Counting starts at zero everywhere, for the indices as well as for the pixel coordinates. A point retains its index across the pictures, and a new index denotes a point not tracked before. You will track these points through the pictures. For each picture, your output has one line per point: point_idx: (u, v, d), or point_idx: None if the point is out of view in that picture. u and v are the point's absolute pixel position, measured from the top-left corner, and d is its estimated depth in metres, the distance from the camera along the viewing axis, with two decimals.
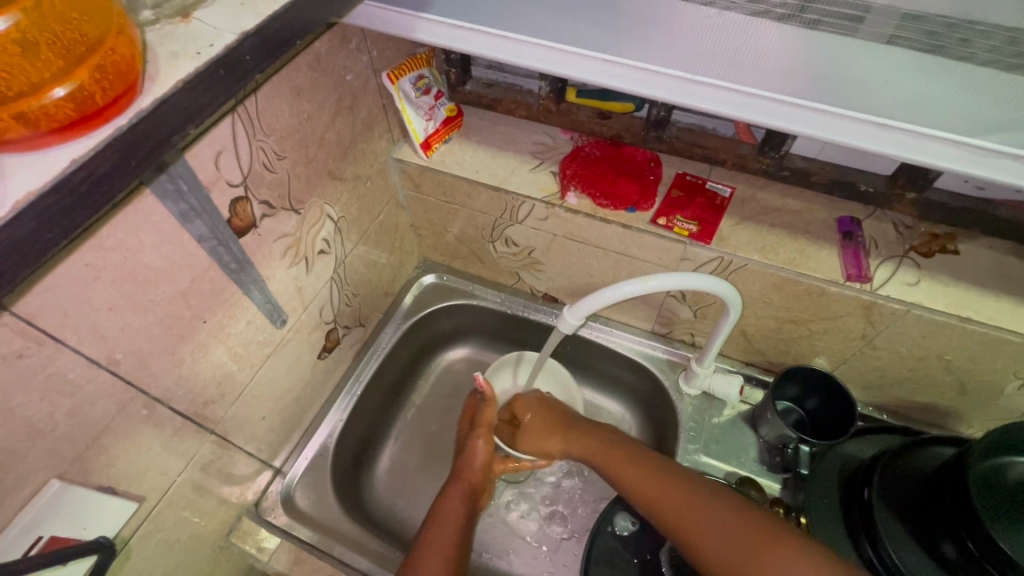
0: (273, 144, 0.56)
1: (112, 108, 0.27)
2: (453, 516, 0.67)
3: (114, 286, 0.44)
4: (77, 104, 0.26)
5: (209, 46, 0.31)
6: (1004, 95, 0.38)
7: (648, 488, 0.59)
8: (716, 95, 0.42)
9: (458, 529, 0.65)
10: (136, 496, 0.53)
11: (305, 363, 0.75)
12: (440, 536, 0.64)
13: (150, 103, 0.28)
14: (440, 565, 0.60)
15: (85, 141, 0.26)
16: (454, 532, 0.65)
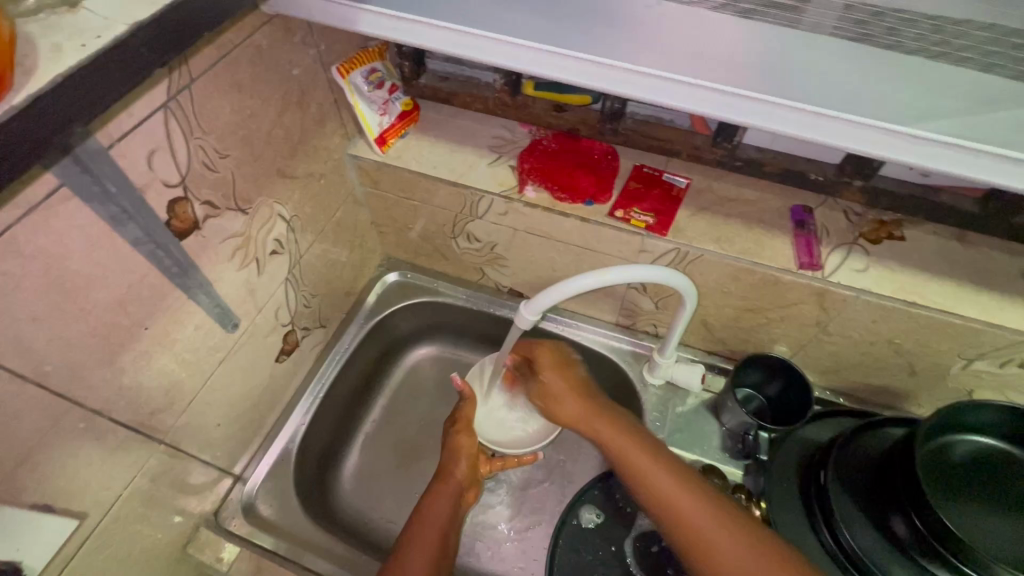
0: (213, 142, 0.53)
1: None
2: (437, 518, 0.65)
3: (38, 295, 0.41)
4: None
5: (96, 37, 0.32)
6: (931, 83, 0.39)
7: (683, 509, 0.54)
8: (657, 86, 0.42)
9: (444, 530, 0.64)
10: (76, 512, 0.50)
11: (262, 367, 0.73)
12: (421, 537, 0.62)
13: (21, 98, 0.28)
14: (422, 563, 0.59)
15: None
16: (436, 535, 0.62)
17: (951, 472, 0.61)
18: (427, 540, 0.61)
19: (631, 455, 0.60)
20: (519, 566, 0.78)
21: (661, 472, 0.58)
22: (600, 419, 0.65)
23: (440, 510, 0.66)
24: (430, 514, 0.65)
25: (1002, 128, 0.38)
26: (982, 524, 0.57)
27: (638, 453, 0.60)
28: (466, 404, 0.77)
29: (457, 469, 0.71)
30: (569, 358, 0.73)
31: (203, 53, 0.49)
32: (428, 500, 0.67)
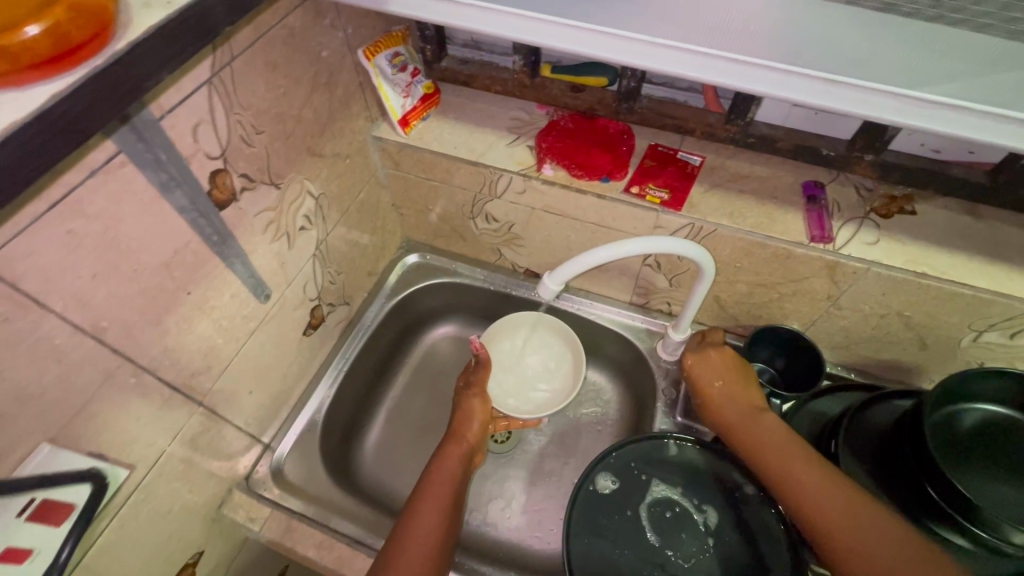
0: (250, 118, 0.56)
1: (87, 50, 0.34)
2: (447, 480, 0.67)
3: (97, 254, 0.45)
4: (52, 41, 0.32)
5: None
6: (933, 53, 0.42)
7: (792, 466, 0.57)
8: (673, 57, 0.44)
9: (451, 488, 0.67)
10: (125, 464, 0.54)
11: (290, 340, 0.76)
12: (426, 507, 0.63)
13: (123, 46, 0.36)
14: (431, 525, 0.62)
15: (64, 78, 0.34)
16: (445, 496, 0.65)
17: (962, 441, 0.62)
18: (435, 504, 0.64)
19: (786, 452, 0.59)
20: (536, 536, 0.80)
21: (802, 462, 0.57)
22: (747, 411, 0.64)
23: (449, 473, 0.68)
24: (440, 478, 0.67)
25: (1003, 90, 0.39)
26: (993, 492, 0.59)
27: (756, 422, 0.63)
28: (481, 369, 0.78)
29: (470, 431, 0.74)
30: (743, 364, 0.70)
31: (242, 33, 0.52)
32: (437, 466, 0.69)
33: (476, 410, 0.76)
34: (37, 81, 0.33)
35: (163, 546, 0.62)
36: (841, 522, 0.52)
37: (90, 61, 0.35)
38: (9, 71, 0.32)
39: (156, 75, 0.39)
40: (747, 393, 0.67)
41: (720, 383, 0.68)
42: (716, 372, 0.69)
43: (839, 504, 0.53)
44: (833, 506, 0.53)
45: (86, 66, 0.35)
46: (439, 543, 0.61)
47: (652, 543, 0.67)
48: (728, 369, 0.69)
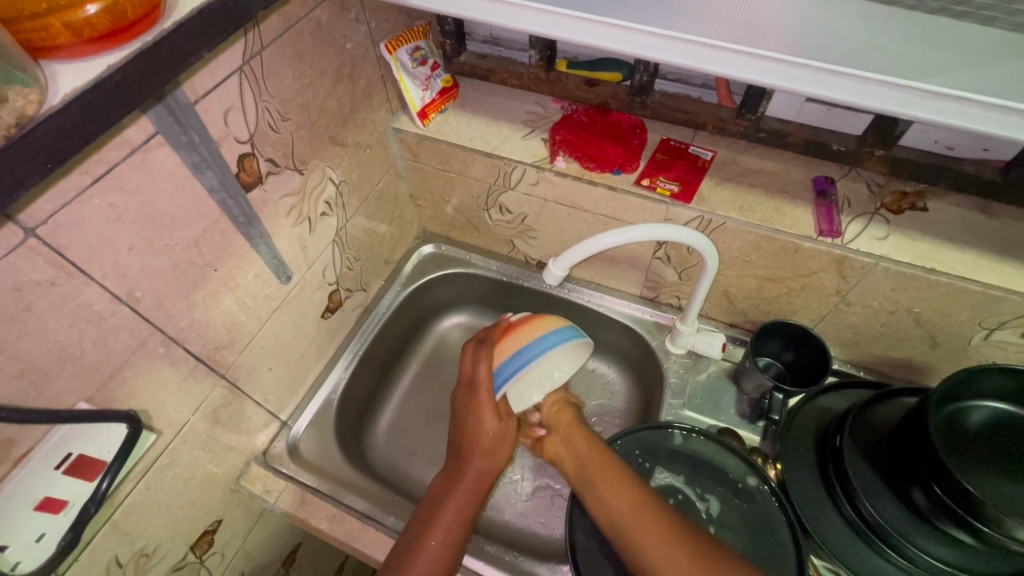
0: (277, 105, 0.59)
1: (141, 26, 0.38)
2: (457, 512, 0.63)
3: (134, 228, 0.48)
4: (112, 18, 0.36)
5: None
6: (936, 45, 0.43)
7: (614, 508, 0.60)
8: (680, 49, 0.45)
9: (465, 514, 0.64)
10: (153, 428, 0.57)
11: (309, 322, 0.79)
12: (437, 524, 0.62)
13: (171, 25, 0.40)
14: (441, 550, 0.61)
15: (119, 52, 0.38)
16: (455, 529, 0.62)
17: (970, 437, 0.62)
18: (439, 539, 0.61)
19: (613, 491, 0.61)
20: (541, 521, 0.82)
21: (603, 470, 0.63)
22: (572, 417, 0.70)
23: (460, 504, 0.64)
24: (449, 512, 0.63)
25: (1007, 82, 0.40)
26: (1000, 488, 0.59)
27: (593, 461, 0.64)
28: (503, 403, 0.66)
29: (490, 459, 0.66)
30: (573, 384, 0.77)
31: (272, 24, 0.55)
32: (449, 498, 0.64)
33: (497, 439, 0.65)
34: (96, 53, 0.37)
35: (185, 510, 0.65)
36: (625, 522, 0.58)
37: (141, 37, 0.39)
38: (73, 44, 0.36)
39: (192, 59, 0.42)
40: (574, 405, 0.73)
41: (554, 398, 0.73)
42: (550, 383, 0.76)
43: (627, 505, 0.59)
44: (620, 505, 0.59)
45: (139, 41, 0.39)
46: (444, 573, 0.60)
47: None
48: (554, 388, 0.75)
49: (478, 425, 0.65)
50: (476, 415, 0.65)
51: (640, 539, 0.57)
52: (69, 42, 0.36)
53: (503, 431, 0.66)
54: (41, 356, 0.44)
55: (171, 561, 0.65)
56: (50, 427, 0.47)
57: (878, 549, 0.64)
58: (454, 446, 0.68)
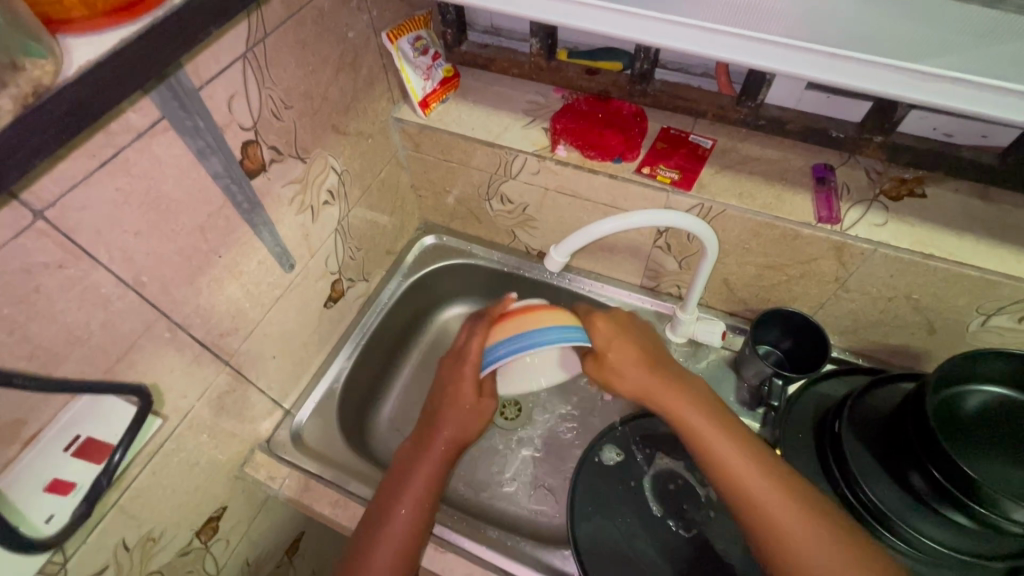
0: (280, 93, 0.60)
1: (151, 1, 0.39)
2: (425, 479, 0.64)
3: (140, 212, 0.48)
4: None
5: None
6: (932, 28, 0.43)
7: (751, 488, 0.55)
8: (680, 33, 0.46)
9: (432, 482, 0.64)
10: (159, 413, 0.58)
11: (312, 311, 0.79)
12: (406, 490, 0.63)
13: (180, 1, 0.41)
14: (406, 517, 0.61)
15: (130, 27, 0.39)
16: (424, 494, 0.63)
17: (968, 421, 0.63)
18: (407, 506, 0.62)
19: (747, 469, 0.56)
20: (542, 509, 0.82)
21: (748, 457, 0.57)
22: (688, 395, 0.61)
23: (429, 473, 0.64)
24: (417, 479, 0.64)
25: (1005, 63, 0.41)
26: (998, 471, 0.59)
27: (711, 431, 0.59)
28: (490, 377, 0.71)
29: (459, 429, 0.67)
30: (637, 336, 0.67)
31: (275, 11, 0.56)
32: (418, 464, 0.65)
33: (474, 412, 0.68)
34: (107, 27, 0.38)
35: (190, 495, 0.66)
36: (778, 520, 0.53)
37: (152, 12, 0.40)
38: (85, 19, 0.37)
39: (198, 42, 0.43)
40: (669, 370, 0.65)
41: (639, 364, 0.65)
42: (619, 342, 0.65)
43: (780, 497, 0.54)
44: (767, 500, 0.54)
45: (149, 17, 0.40)
46: (414, 541, 0.61)
47: (655, 514, 0.70)
48: (636, 352, 0.65)
49: (457, 393, 0.67)
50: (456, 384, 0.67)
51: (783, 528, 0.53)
52: (82, 17, 0.37)
53: (481, 406, 0.68)
54: (50, 338, 0.45)
55: (177, 546, 0.66)
56: (69, 398, 0.48)
57: (876, 533, 0.64)
58: (424, 418, 0.69)
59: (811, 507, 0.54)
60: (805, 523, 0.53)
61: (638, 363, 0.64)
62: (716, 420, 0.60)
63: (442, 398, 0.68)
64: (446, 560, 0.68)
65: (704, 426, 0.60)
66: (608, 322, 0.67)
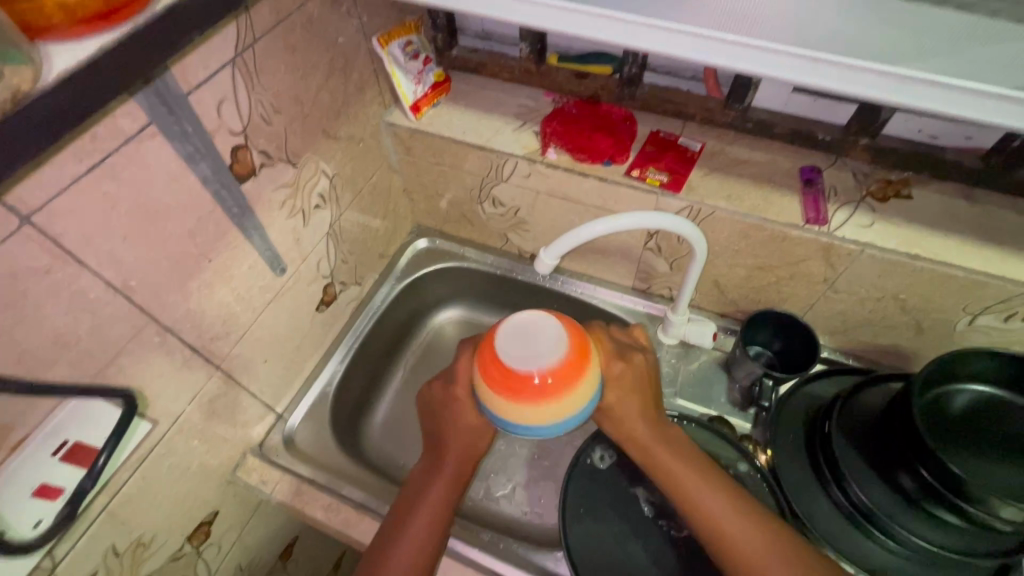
0: (269, 98, 0.60)
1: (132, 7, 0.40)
2: (442, 499, 0.61)
3: (128, 217, 0.48)
4: None
5: None
6: (910, 32, 0.44)
7: (739, 543, 0.53)
8: (663, 37, 0.46)
9: (447, 501, 0.61)
10: (149, 418, 0.58)
11: (304, 315, 0.79)
12: (419, 511, 0.60)
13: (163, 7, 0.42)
14: (421, 540, 0.59)
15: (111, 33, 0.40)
16: (440, 516, 0.60)
17: (954, 420, 0.63)
18: (417, 538, 0.59)
19: (736, 523, 0.53)
20: (535, 511, 0.82)
21: (744, 526, 0.53)
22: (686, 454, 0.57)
23: (442, 497, 0.61)
24: (429, 505, 0.60)
25: (977, 65, 0.42)
26: (983, 469, 0.60)
27: (698, 483, 0.55)
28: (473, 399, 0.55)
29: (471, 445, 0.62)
30: (641, 377, 0.59)
31: (264, 16, 0.56)
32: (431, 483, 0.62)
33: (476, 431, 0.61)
34: (85, 34, 0.39)
35: (181, 501, 0.66)
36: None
37: (133, 18, 0.41)
38: (64, 25, 0.38)
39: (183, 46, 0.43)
40: (661, 416, 0.60)
41: (637, 414, 0.58)
42: (625, 390, 0.57)
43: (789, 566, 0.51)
44: (755, 550, 0.52)
45: (130, 23, 0.40)
46: (428, 563, 0.58)
47: (646, 515, 0.69)
48: (637, 394, 0.58)
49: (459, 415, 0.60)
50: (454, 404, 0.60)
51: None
52: (60, 24, 0.38)
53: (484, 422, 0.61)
54: (37, 342, 0.45)
55: (168, 551, 0.66)
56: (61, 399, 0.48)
57: (868, 533, 0.65)
58: (429, 437, 0.65)
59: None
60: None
61: (634, 409, 0.57)
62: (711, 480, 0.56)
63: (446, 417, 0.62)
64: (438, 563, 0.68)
65: (700, 492, 0.55)
66: (621, 362, 0.57)
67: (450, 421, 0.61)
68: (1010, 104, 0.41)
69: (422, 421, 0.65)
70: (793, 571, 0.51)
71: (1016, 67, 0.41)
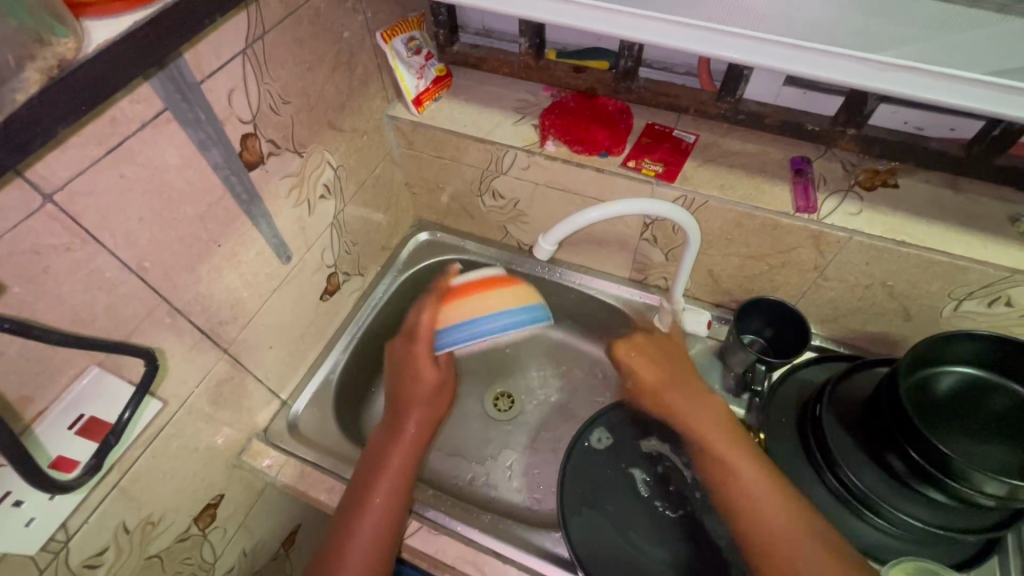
0: (278, 89, 0.62)
1: None
2: (398, 465, 0.66)
3: (143, 200, 0.51)
4: None
5: None
6: (888, 30, 0.46)
7: (744, 479, 0.59)
8: (655, 28, 0.48)
9: (404, 468, 0.66)
10: (159, 398, 0.60)
11: (309, 302, 0.81)
12: (381, 475, 0.64)
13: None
14: (382, 514, 0.61)
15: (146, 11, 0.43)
16: (399, 483, 0.64)
17: (938, 402, 0.65)
18: (382, 499, 0.62)
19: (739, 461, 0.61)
20: (535, 497, 0.84)
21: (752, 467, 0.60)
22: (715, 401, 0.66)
23: (403, 461, 0.66)
24: (390, 467, 0.65)
25: (951, 53, 0.44)
26: (968, 449, 0.62)
27: (712, 429, 0.64)
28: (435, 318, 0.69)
29: (425, 416, 0.71)
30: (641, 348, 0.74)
31: (273, 10, 0.58)
32: (390, 449, 0.67)
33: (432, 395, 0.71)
34: (123, 12, 0.42)
35: (188, 481, 0.67)
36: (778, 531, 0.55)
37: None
38: (103, 3, 0.41)
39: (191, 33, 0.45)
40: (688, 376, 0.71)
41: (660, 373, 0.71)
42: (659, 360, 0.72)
43: (773, 498, 0.57)
44: (754, 485, 0.59)
45: (162, 3, 0.44)
46: (390, 533, 0.61)
47: (643, 495, 0.72)
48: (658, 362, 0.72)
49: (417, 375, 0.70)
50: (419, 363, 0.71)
51: (765, 511, 0.57)
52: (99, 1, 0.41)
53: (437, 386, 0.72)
54: (56, 318, 0.47)
55: (175, 531, 0.67)
56: (79, 372, 0.50)
57: (865, 518, 0.65)
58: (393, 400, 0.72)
59: (798, 509, 0.57)
60: (797, 531, 0.55)
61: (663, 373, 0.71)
62: (720, 420, 0.65)
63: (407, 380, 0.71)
64: (439, 542, 0.70)
65: (714, 430, 0.64)
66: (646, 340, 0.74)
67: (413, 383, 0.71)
68: (986, 88, 0.43)
69: (386, 382, 0.74)
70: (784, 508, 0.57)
71: (987, 54, 0.44)
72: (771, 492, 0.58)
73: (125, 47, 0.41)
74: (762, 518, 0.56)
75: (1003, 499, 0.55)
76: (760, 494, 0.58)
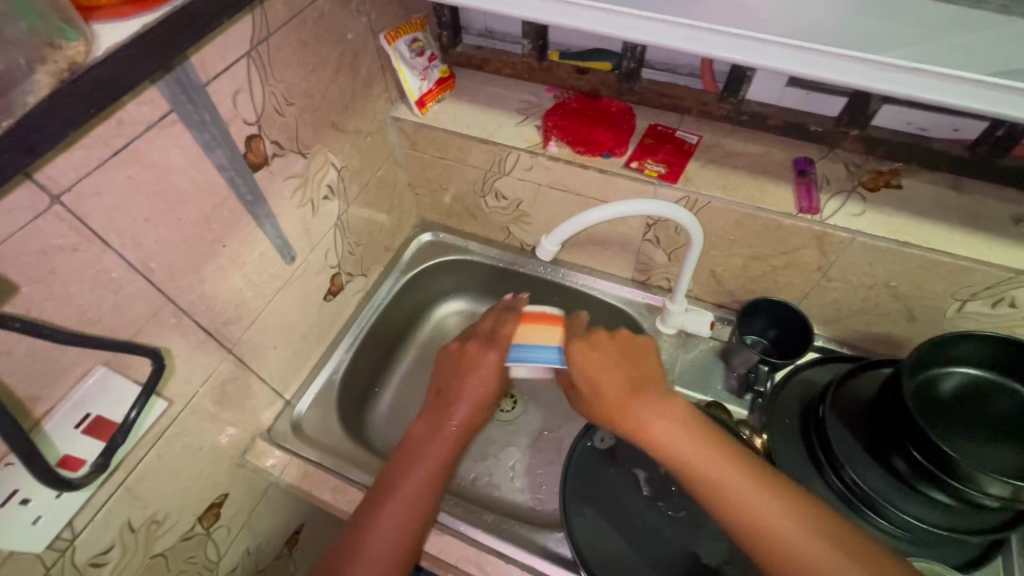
0: (283, 90, 0.63)
1: None
2: (436, 459, 0.66)
3: (148, 200, 0.51)
4: None
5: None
6: (891, 31, 0.46)
7: (755, 506, 0.51)
8: (658, 29, 0.48)
9: (441, 463, 0.65)
10: (164, 398, 0.60)
11: (312, 303, 0.82)
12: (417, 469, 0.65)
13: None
14: (411, 507, 0.62)
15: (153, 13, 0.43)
16: (432, 477, 0.65)
17: (943, 404, 0.65)
18: (410, 493, 0.63)
19: (742, 484, 0.53)
20: (537, 497, 0.84)
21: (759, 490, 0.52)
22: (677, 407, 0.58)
23: (441, 456, 0.66)
24: (427, 460, 0.65)
25: (954, 53, 0.44)
26: (973, 450, 0.62)
27: (698, 449, 0.55)
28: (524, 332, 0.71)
29: (472, 411, 0.70)
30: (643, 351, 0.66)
31: (277, 12, 0.58)
32: (430, 443, 0.67)
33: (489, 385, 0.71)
34: (130, 15, 0.42)
35: (193, 481, 0.68)
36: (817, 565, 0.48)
37: (171, 2, 0.44)
38: (110, 6, 0.41)
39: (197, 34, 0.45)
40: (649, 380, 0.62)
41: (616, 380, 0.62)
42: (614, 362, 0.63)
43: (794, 525, 0.50)
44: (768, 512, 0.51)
45: (169, 5, 0.44)
46: (417, 527, 0.62)
47: (645, 496, 0.72)
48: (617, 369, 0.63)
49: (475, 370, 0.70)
50: (479, 361, 0.71)
51: (789, 541, 0.50)
52: (107, 4, 0.41)
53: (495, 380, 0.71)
54: (63, 318, 0.47)
55: (180, 531, 0.67)
56: (85, 371, 0.50)
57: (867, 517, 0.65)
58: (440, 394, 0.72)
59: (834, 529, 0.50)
60: (834, 558, 0.48)
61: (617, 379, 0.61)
62: (698, 432, 0.56)
63: (462, 377, 0.72)
64: (442, 542, 0.70)
65: (700, 451, 0.55)
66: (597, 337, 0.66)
67: (464, 382, 0.71)
68: (989, 90, 0.43)
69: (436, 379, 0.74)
70: (815, 534, 0.50)
71: (990, 54, 0.44)
72: (792, 517, 0.51)
73: (131, 49, 0.42)
74: (791, 552, 0.49)
75: (1008, 500, 0.55)
76: (780, 522, 0.50)
